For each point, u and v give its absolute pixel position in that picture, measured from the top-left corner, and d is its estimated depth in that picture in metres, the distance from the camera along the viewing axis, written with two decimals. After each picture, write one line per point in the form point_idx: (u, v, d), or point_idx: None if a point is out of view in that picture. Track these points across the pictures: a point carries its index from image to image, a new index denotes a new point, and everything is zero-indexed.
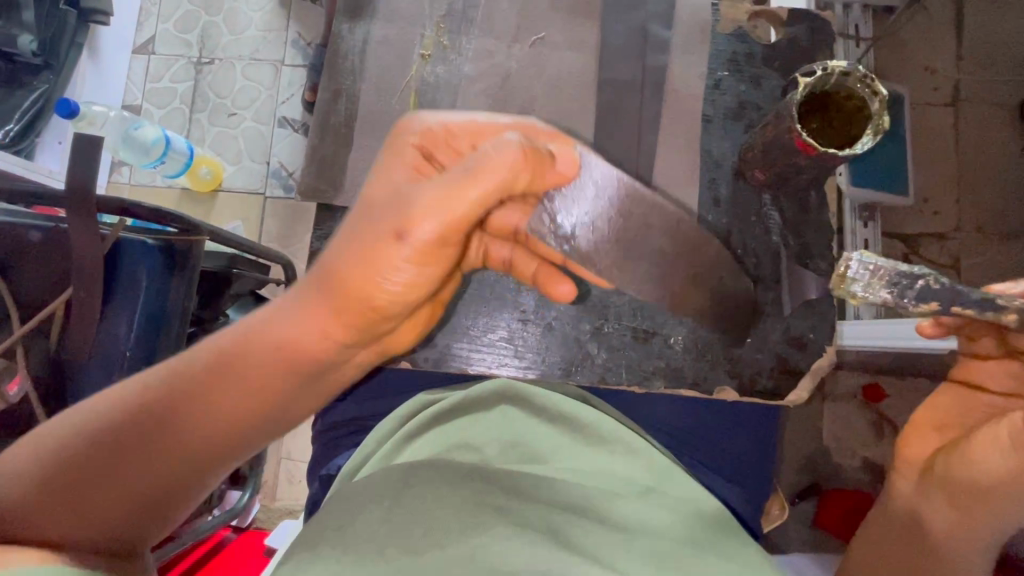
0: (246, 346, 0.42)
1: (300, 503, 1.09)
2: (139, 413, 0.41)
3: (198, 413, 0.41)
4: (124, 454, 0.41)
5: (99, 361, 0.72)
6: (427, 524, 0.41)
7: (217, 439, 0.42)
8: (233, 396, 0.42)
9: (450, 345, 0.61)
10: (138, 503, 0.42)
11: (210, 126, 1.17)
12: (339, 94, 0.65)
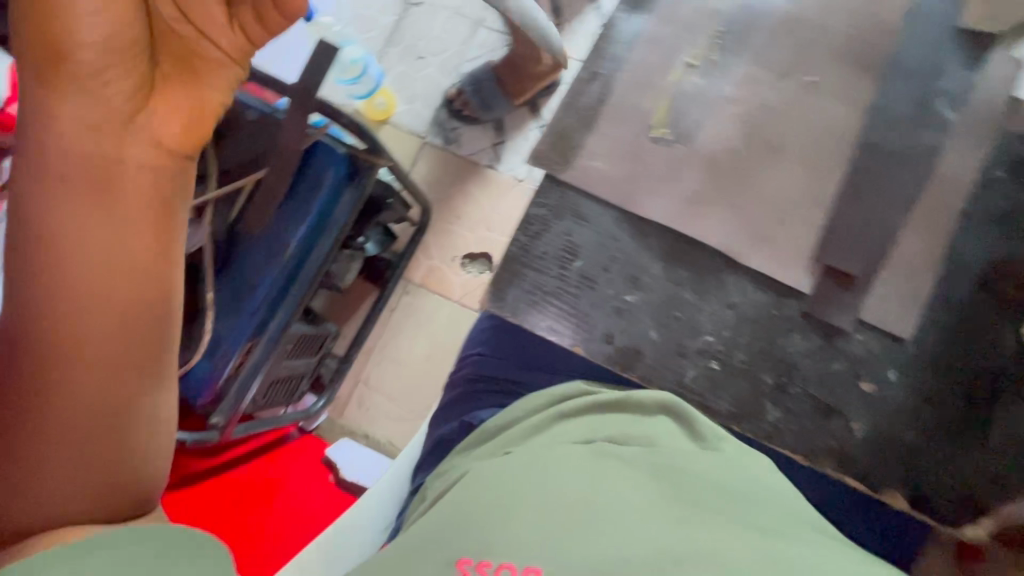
0: (64, 170, 0.34)
1: (362, 428, 1.13)
2: (37, 322, 0.33)
3: (78, 277, 0.33)
4: (45, 374, 0.33)
5: (266, 243, 0.77)
6: (540, 502, 0.39)
7: (117, 284, 0.34)
8: (79, 234, 0.34)
9: (529, 308, 0.48)
10: (101, 414, 0.34)
11: (398, 62, 1.22)
12: (596, 76, 0.52)
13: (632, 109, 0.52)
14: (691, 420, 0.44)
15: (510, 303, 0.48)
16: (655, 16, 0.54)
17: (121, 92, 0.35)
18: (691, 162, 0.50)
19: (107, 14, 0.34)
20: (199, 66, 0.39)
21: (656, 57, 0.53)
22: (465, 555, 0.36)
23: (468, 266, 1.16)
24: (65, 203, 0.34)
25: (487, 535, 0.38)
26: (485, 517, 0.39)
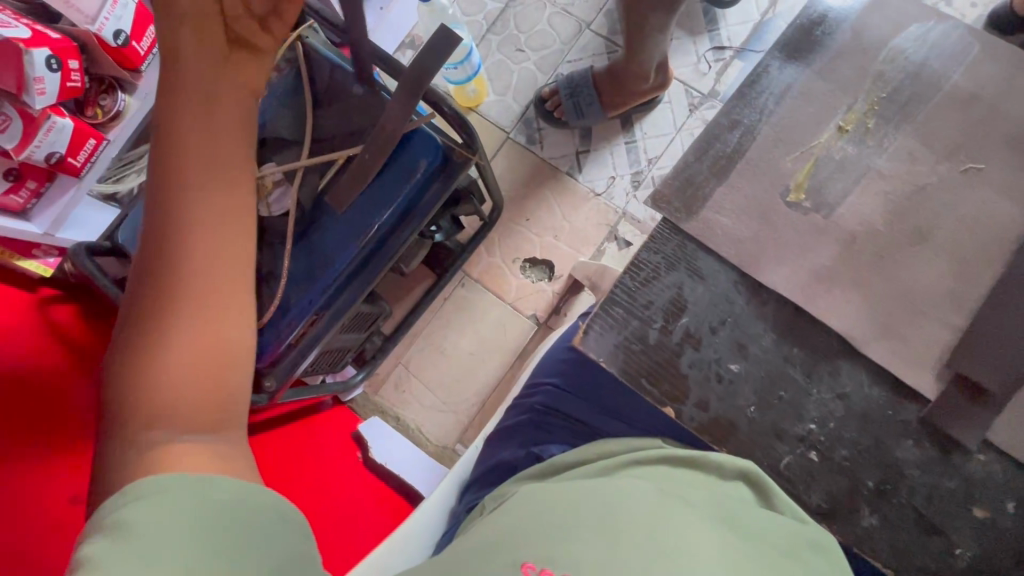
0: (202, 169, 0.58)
1: (394, 409, 1.12)
2: (157, 274, 0.53)
3: (184, 228, 0.54)
4: (170, 302, 0.52)
5: (349, 220, 0.77)
6: (604, 530, 0.42)
7: (223, 248, 0.56)
8: (197, 204, 0.56)
9: (642, 368, 0.47)
10: (200, 332, 0.51)
11: (497, 51, 1.20)
12: (736, 125, 0.51)
13: (770, 167, 0.50)
14: (768, 492, 0.46)
15: (621, 357, 0.48)
16: (813, 69, 0.52)
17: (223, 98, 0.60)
18: (824, 233, 0.49)
19: (219, 60, 0.59)
20: (235, 68, 0.61)
21: (805, 116, 0.51)
22: (530, 558, 0.39)
23: (528, 270, 1.14)
24: (164, 229, 0.54)
25: (554, 541, 0.41)
26: (550, 527, 0.43)
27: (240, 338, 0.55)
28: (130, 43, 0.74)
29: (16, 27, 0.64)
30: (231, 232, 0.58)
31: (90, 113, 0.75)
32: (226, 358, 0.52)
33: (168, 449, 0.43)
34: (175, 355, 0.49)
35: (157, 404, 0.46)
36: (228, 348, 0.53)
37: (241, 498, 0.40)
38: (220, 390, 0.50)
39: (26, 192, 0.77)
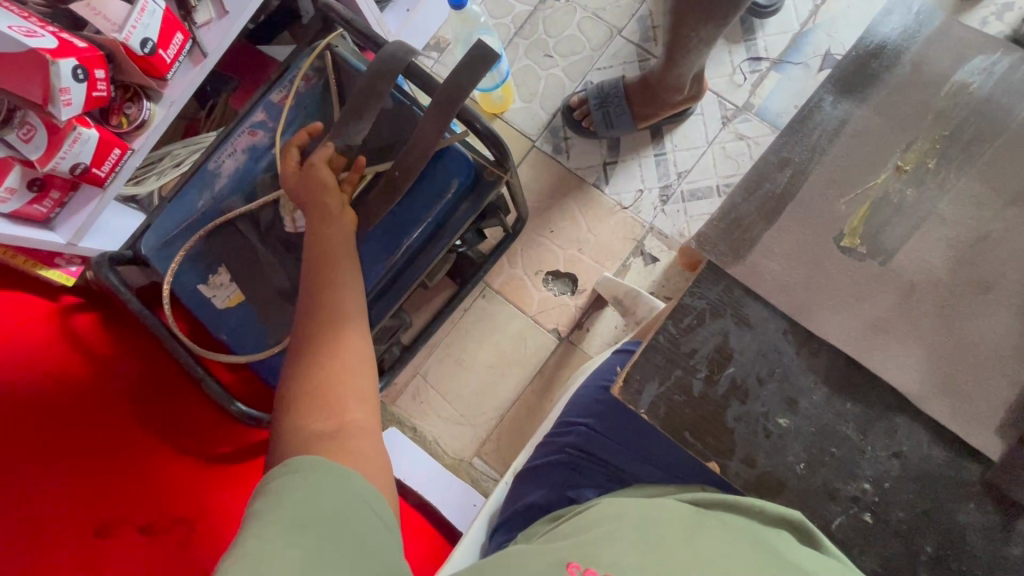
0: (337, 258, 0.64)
1: (411, 421, 1.11)
2: (310, 356, 0.56)
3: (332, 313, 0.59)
4: (323, 376, 0.54)
5: (377, 238, 0.75)
6: (637, 548, 0.45)
7: (358, 328, 0.60)
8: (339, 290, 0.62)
9: (690, 422, 0.45)
10: (351, 401, 0.53)
11: (524, 56, 1.17)
12: (787, 163, 0.48)
13: (823, 209, 0.48)
14: (811, 537, 0.44)
15: (666, 408, 0.46)
16: (868, 104, 0.49)
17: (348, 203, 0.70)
18: (881, 282, 0.46)
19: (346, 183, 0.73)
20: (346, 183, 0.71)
21: (862, 155, 0.48)
22: (574, 560, 0.43)
23: (550, 282, 1.12)
24: (314, 317, 0.59)
25: (591, 550, 0.45)
26: (589, 544, 0.46)
27: (362, 350, 0.58)
28: (157, 51, 0.71)
29: (43, 37, 0.61)
30: (340, 270, 0.63)
31: (115, 122, 0.74)
32: (351, 361, 0.56)
33: (309, 441, 0.49)
34: (315, 362, 0.55)
35: (301, 400, 0.53)
36: (353, 358, 0.56)
37: (352, 506, 0.44)
38: (351, 389, 0.54)
39: (51, 203, 0.74)
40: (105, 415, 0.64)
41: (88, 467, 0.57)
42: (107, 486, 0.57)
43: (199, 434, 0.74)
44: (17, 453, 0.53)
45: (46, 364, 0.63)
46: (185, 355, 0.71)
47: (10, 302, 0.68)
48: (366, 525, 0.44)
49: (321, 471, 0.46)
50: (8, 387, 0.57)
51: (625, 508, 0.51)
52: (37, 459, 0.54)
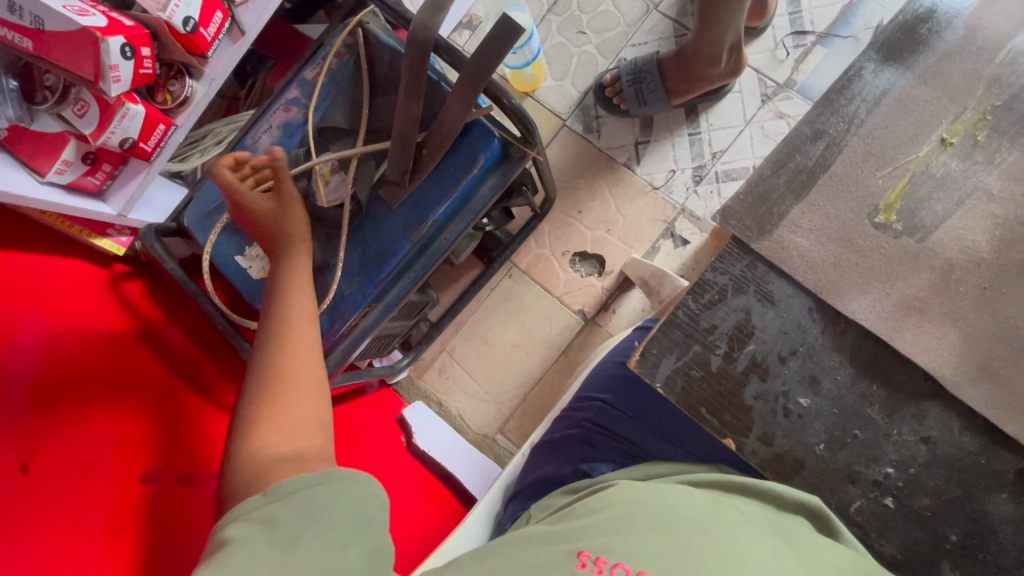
0: (293, 290, 0.66)
1: (437, 396, 1.13)
2: (263, 380, 0.57)
3: (287, 342, 0.60)
4: (278, 400, 0.55)
5: (404, 215, 0.77)
6: (652, 534, 0.45)
7: (312, 354, 0.61)
8: (293, 319, 0.63)
9: (706, 400, 0.45)
10: (304, 427, 0.55)
11: (557, 33, 1.15)
12: (820, 136, 0.47)
13: (856, 184, 0.46)
14: (826, 520, 0.44)
15: (683, 385, 0.45)
16: (914, 72, 0.47)
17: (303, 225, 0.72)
18: (918, 260, 0.44)
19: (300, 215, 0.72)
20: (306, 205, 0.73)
21: (903, 126, 0.46)
22: (586, 547, 0.45)
23: (578, 263, 1.12)
24: (269, 345, 0.61)
25: (603, 534, 0.46)
26: (602, 526, 0.46)
27: (313, 377, 0.59)
28: (198, 29, 0.73)
29: (94, 16, 0.64)
30: (292, 301, 0.65)
31: (161, 99, 0.77)
32: (308, 392, 0.57)
33: (271, 465, 0.51)
34: (269, 391, 0.56)
35: (257, 427, 0.54)
36: (306, 386, 0.58)
37: (342, 492, 0.50)
38: (308, 418, 0.56)
39: (103, 175, 0.78)
40: (147, 375, 0.67)
41: (133, 424, 0.61)
42: (149, 441, 0.61)
43: (229, 393, 0.79)
44: (68, 409, 0.56)
45: (95, 326, 0.67)
46: (222, 323, 0.74)
47: (61, 266, 0.73)
48: (367, 509, 0.50)
49: (290, 488, 0.48)
50: (61, 348, 0.60)
51: (637, 488, 0.51)
52: (90, 413, 0.58)
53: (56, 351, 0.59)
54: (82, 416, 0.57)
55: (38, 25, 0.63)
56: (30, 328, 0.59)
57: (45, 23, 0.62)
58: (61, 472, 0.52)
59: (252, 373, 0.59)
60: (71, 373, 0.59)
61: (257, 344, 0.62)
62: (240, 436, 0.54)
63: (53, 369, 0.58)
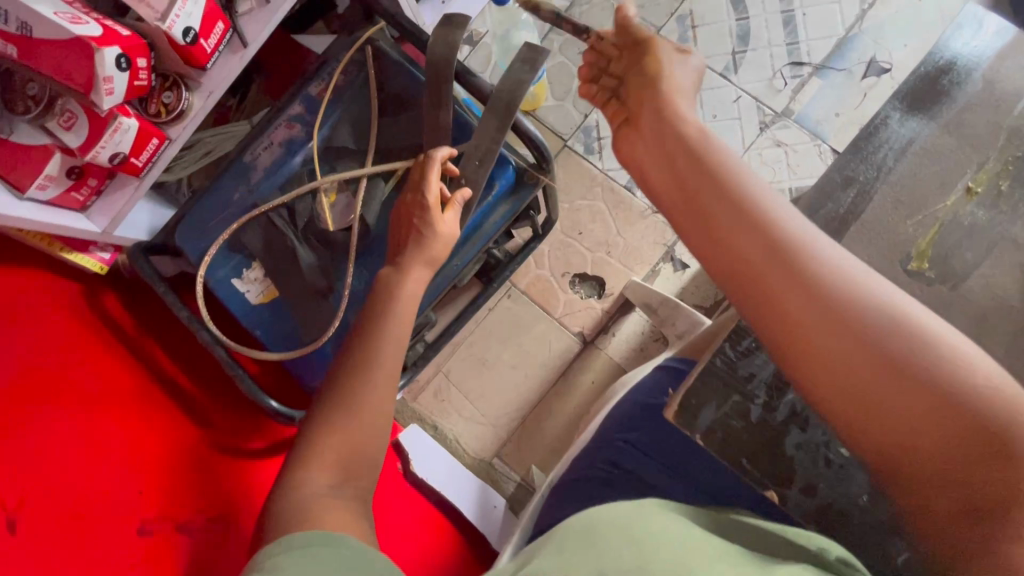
0: (384, 304, 0.59)
1: (432, 418, 1.10)
2: (336, 405, 0.53)
3: (373, 366, 0.55)
4: (344, 431, 0.52)
5: None
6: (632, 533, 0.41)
7: (391, 385, 0.56)
8: (387, 335, 0.57)
9: (749, 453, 0.44)
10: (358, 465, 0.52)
11: (558, 53, 1.14)
12: (850, 183, 0.48)
13: (886, 230, 0.47)
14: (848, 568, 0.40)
15: (725, 439, 0.44)
16: (937, 122, 0.48)
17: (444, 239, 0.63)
18: (953, 310, 0.45)
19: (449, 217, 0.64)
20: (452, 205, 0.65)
21: (927, 175, 0.48)
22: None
23: (578, 285, 1.11)
24: (352, 360, 0.56)
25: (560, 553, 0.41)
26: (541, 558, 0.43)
27: (382, 410, 0.55)
28: (199, 40, 0.69)
29: (87, 24, 0.60)
30: (385, 314, 0.59)
31: (154, 111, 0.73)
32: (373, 425, 0.54)
33: (317, 501, 0.48)
34: (335, 413, 0.53)
35: (316, 450, 0.51)
36: (371, 421, 0.54)
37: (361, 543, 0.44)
38: (364, 456, 0.53)
39: (88, 191, 0.73)
40: (139, 414, 0.63)
41: (131, 463, 0.57)
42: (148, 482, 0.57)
43: (232, 428, 0.74)
44: (59, 444, 0.53)
45: (83, 361, 0.62)
46: (218, 351, 0.70)
47: (39, 286, 0.67)
48: None
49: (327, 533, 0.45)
50: (48, 383, 0.56)
51: (683, 512, 0.46)
52: (80, 452, 0.54)
53: (40, 387, 0.55)
54: (71, 456, 0.53)
55: (25, 32, 0.58)
56: (13, 368, 0.55)
57: (34, 29, 0.58)
58: (49, 521, 0.49)
59: (333, 383, 0.55)
60: (60, 410, 0.56)
61: (344, 356, 0.57)
62: (299, 459, 0.51)
63: (42, 405, 0.54)
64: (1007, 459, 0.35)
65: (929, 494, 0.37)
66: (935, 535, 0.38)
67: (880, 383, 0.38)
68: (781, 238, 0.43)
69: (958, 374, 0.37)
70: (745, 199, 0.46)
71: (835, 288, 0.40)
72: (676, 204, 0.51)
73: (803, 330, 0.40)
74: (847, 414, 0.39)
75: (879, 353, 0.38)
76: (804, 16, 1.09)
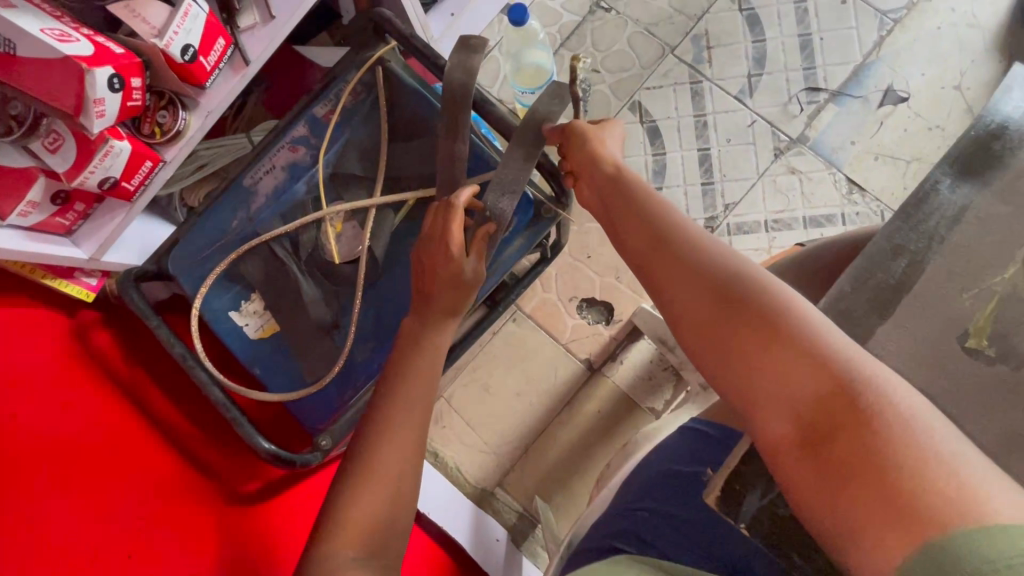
0: (406, 356, 0.57)
1: (433, 446, 1.06)
2: (356, 465, 0.49)
3: (396, 423, 0.52)
4: (365, 493, 0.48)
5: None
6: None
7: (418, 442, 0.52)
8: (410, 388, 0.54)
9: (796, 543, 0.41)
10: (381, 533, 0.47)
11: (569, 70, 1.11)
12: (899, 251, 0.45)
13: (942, 304, 0.45)
14: None
15: (769, 527, 0.41)
16: (990, 188, 0.46)
17: (465, 284, 0.59)
18: (1009, 390, 0.43)
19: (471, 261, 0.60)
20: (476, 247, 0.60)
21: (982, 244, 0.45)
22: None
23: (586, 310, 1.08)
24: (373, 417, 0.53)
25: None
26: None
27: (409, 472, 0.50)
28: (198, 59, 0.64)
29: (77, 42, 0.55)
30: (407, 367, 0.56)
31: (147, 131, 0.68)
32: (398, 488, 0.49)
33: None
34: (365, 475, 0.49)
35: (338, 519, 0.47)
36: (397, 483, 0.49)
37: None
38: (390, 522, 0.48)
39: (74, 215, 0.68)
40: (136, 469, 0.59)
41: (132, 520, 0.54)
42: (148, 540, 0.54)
43: (238, 476, 0.69)
44: (55, 504, 0.51)
45: (79, 413, 0.58)
46: (216, 393, 0.65)
47: (24, 320, 0.63)
48: None
49: None
50: (42, 438, 0.54)
51: None
52: (74, 513, 0.51)
53: (34, 443, 0.53)
54: (66, 518, 0.51)
55: (8, 49, 0.53)
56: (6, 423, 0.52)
57: (17, 47, 0.53)
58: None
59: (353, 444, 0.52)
60: (54, 467, 0.53)
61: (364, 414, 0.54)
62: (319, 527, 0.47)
63: (35, 463, 0.52)
64: (861, 413, 0.34)
65: (791, 470, 0.36)
66: (812, 522, 0.34)
67: (738, 349, 0.41)
68: (671, 240, 0.49)
69: (811, 336, 0.38)
70: (643, 209, 0.53)
71: (705, 273, 0.45)
72: (620, 231, 0.53)
73: (683, 314, 0.45)
74: (735, 397, 0.40)
75: (738, 321, 0.41)
76: (821, 41, 1.07)
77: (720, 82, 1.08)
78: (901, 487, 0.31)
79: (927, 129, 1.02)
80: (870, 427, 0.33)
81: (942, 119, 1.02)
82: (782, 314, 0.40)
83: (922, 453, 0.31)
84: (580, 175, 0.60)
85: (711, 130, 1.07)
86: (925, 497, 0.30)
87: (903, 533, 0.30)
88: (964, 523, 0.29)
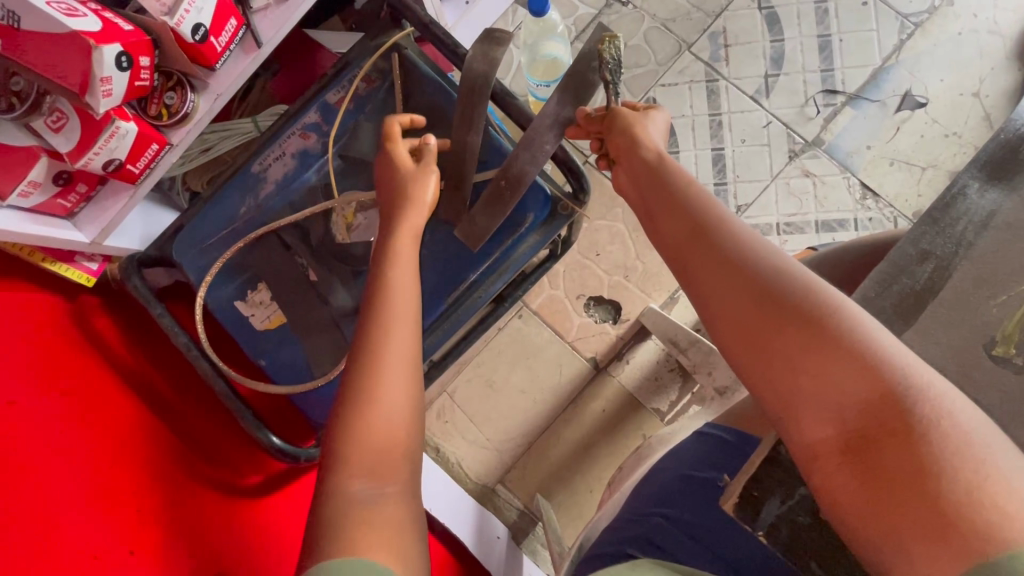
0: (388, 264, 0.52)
1: (434, 441, 1.05)
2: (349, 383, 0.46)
3: (379, 325, 0.47)
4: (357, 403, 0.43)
5: (440, 273, 0.71)
6: None
7: (408, 341, 0.47)
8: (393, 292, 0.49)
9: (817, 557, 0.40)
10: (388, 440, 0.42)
11: None
12: (926, 257, 0.44)
13: (968, 312, 0.44)
14: None
15: (789, 537, 0.40)
16: (1018, 194, 0.45)
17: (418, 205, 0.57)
18: None
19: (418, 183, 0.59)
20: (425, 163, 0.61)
21: (1012, 251, 0.44)
22: None
23: (593, 308, 1.07)
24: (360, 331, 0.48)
25: None
26: None
27: (405, 374, 0.45)
28: (209, 39, 0.62)
29: (85, 17, 0.53)
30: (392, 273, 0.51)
31: (154, 113, 0.66)
32: (400, 390, 0.44)
33: (354, 505, 0.39)
34: (356, 386, 0.44)
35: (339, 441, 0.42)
36: (392, 386, 0.44)
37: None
38: (396, 427, 0.43)
39: (76, 198, 0.66)
40: (137, 466, 0.57)
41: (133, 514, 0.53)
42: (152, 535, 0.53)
43: (238, 471, 0.68)
44: (58, 493, 0.49)
45: (80, 401, 0.57)
46: (221, 384, 0.64)
47: (23, 305, 0.61)
48: None
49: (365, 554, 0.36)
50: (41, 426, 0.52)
51: None
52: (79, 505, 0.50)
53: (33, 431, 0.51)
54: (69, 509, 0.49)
55: (11, 22, 0.51)
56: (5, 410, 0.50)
57: (22, 20, 0.50)
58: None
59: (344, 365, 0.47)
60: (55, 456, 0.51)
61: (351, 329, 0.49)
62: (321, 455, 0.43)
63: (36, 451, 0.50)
64: (909, 421, 0.33)
65: (832, 476, 0.35)
66: (853, 529, 0.34)
67: (779, 350, 0.39)
68: (709, 229, 0.46)
69: (855, 336, 0.37)
70: (677, 194, 0.50)
71: (743, 263, 0.43)
72: (655, 219, 0.51)
73: (718, 309, 0.43)
74: (775, 397, 0.39)
75: (779, 320, 0.40)
76: (839, 42, 1.06)
77: (736, 81, 1.06)
78: (952, 501, 0.30)
79: (941, 134, 1.01)
80: (920, 437, 0.33)
81: (957, 125, 1.01)
82: (826, 311, 0.38)
83: (978, 468, 0.31)
84: (621, 160, 0.58)
85: (725, 130, 1.05)
86: (979, 511, 0.30)
87: (950, 549, 0.30)
88: (1021, 543, 0.28)
